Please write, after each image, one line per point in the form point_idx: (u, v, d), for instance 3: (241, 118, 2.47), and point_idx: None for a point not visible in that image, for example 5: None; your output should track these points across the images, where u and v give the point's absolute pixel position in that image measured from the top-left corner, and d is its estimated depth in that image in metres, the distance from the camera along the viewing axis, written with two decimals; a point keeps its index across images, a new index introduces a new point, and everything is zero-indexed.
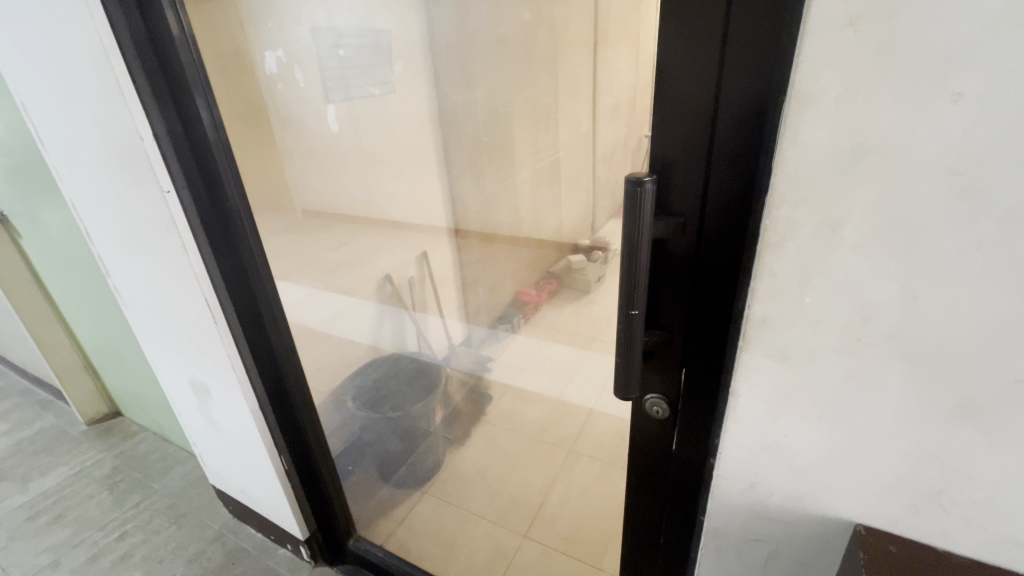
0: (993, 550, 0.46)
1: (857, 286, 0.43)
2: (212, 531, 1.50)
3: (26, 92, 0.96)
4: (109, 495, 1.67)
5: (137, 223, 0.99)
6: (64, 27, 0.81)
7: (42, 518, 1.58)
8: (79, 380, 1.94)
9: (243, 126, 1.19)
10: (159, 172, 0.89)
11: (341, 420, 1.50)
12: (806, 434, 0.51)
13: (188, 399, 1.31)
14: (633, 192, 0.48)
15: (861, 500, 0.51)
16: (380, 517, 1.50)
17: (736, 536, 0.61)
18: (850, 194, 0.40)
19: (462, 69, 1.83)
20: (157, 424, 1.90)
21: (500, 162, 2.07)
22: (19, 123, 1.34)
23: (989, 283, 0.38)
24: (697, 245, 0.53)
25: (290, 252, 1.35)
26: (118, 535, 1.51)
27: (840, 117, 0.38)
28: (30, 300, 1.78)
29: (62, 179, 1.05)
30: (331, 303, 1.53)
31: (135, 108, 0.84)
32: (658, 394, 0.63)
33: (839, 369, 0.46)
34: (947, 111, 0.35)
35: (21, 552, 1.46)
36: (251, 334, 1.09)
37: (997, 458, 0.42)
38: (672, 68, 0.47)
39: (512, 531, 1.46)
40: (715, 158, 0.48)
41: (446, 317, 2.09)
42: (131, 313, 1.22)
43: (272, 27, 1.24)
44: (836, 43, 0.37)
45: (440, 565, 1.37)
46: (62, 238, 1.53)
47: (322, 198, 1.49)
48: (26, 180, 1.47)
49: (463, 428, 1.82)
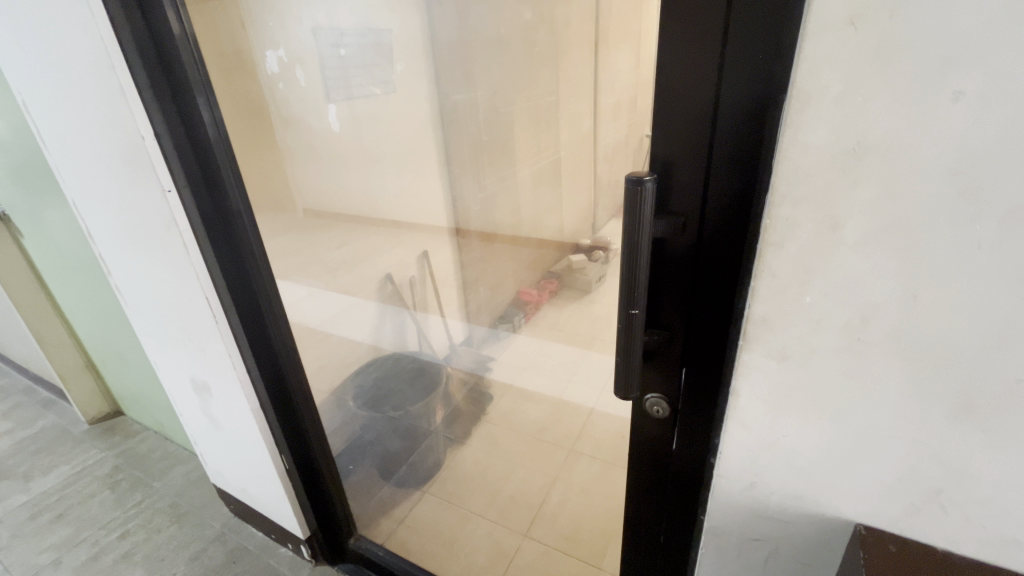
0: (993, 549, 0.46)
1: (857, 285, 0.43)
2: (213, 529, 1.51)
3: (27, 90, 0.96)
4: (111, 493, 1.67)
5: (138, 222, 0.99)
6: (65, 27, 0.82)
7: (44, 516, 1.59)
8: (81, 379, 1.95)
9: (244, 125, 1.19)
10: (161, 172, 0.89)
11: (343, 419, 1.50)
12: (807, 434, 0.51)
13: (189, 398, 1.31)
14: (632, 192, 0.48)
15: (861, 499, 0.51)
16: (380, 516, 1.50)
17: (735, 535, 0.61)
18: (850, 194, 0.40)
19: (463, 69, 1.83)
20: (158, 423, 1.91)
21: (501, 162, 2.07)
22: (21, 122, 1.34)
23: (989, 282, 0.38)
24: (697, 245, 0.53)
25: (291, 251, 1.35)
26: (120, 534, 1.51)
27: (840, 116, 0.38)
28: (32, 299, 1.79)
29: (62, 178, 1.05)
30: (331, 302, 1.53)
31: (137, 108, 0.84)
32: (658, 394, 0.63)
33: (838, 369, 0.46)
34: (947, 110, 0.35)
35: (24, 550, 1.47)
36: (251, 333, 1.09)
37: (998, 458, 0.42)
38: (672, 67, 0.47)
39: (512, 531, 1.46)
40: (715, 157, 0.48)
41: (447, 316, 2.09)
42: (132, 312, 1.22)
43: (274, 26, 1.24)
44: (836, 42, 0.37)
45: (440, 564, 1.37)
46: (63, 237, 1.53)
47: (322, 197, 1.49)
48: (27, 179, 1.48)
49: (464, 427, 1.82)
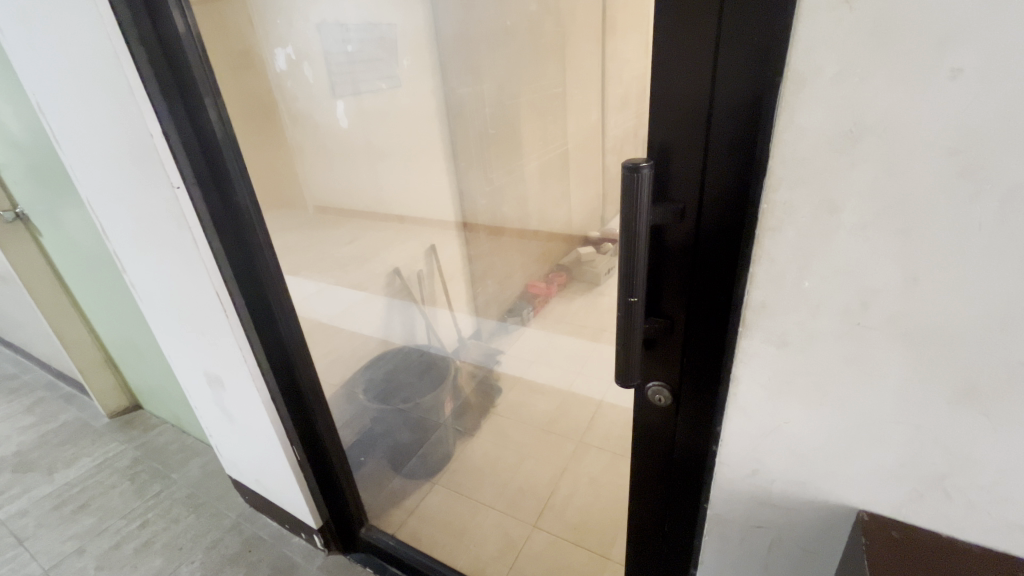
0: (999, 536, 0.46)
1: (857, 269, 0.42)
2: (229, 519, 1.55)
3: (41, 92, 0.99)
4: (130, 485, 1.72)
5: (149, 218, 1.02)
6: (75, 29, 0.83)
7: (67, 507, 1.64)
8: (100, 373, 2.00)
9: (253, 122, 1.22)
10: (170, 169, 0.91)
11: (354, 412, 1.52)
12: (807, 420, 0.51)
13: (202, 391, 1.34)
14: (630, 178, 0.48)
15: (862, 485, 0.50)
16: (391, 507, 1.53)
17: (738, 522, 0.61)
18: (847, 175, 0.40)
19: (470, 62, 1.81)
20: (175, 416, 1.95)
21: (509, 155, 2.05)
22: (35, 122, 1.38)
23: (994, 263, 0.37)
24: (697, 233, 0.51)
25: (301, 247, 1.38)
26: (139, 523, 1.55)
27: (839, 96, 0.38)
28: (54, 297, 1.84)
29: (78, 177, 1.08)
30: (342, 297, 1.56)
31: (146, 107, 0.86)
32: (660, 382, 0.63)
33: (839, 355, 0.46)
34: (946, 87, 0.34)
35: (49, 539, 1.52)
36: (261, 326, 1.11)
37: (1001, 443, 0.42)
38: (671, 53, 0.46)
39: (521, 521, 1.48)
40: (713, 145, 0.47)
41: (456, 310, 2.11)
42: (146, 307, 1.25)
43: (281, 23, 1.26)
44: (831, 21, 0.36)
45: (450, 554, 1.39)
46: (79, 235, 1.56)
47: (333, 192, 1.52)
48: (44, 179, 1.51)
49: (473, 419, 1.84)
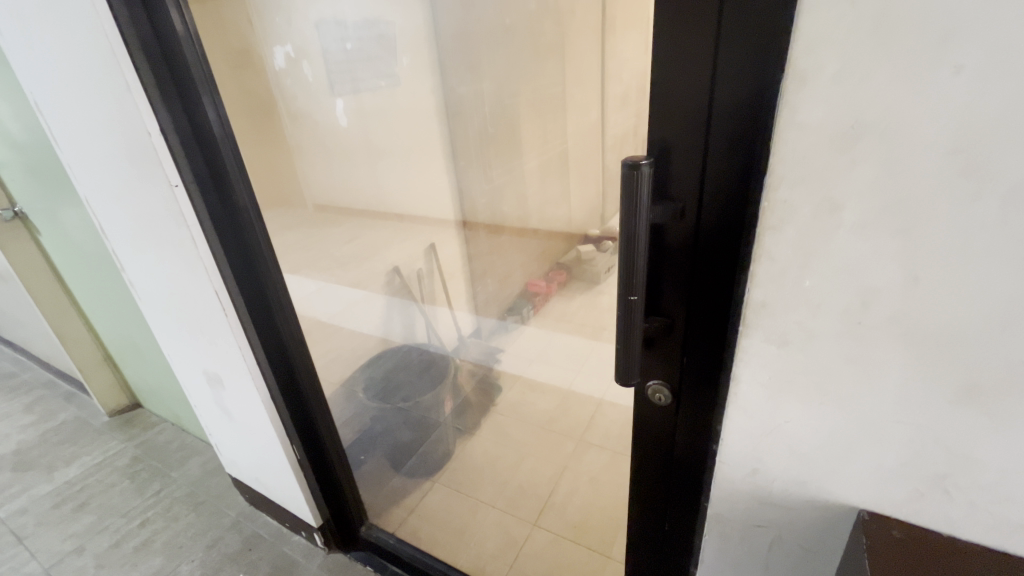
0: (999, 535, 0.46)
1: (858, 269, 0.42)
2: (229, 518, 1.55)
3: (38, 91, 0.98)
4: (130, 483, 1.72)
5: (147, 217, 1.01)
6: (72, 28, 0.83)
7: (67, 506, 1.64)
8: (100, 372, 2.00)
9: (252, 120, 1.21)
10: (168, 168, 0.90)
11: (354, 411, 1.52)
12: (808, 419, 0.51)
13: (202, 390, 1.34)
14: (630, 177, 0.47)
15: (863, 484, 0.50)
16: (391, 505, 1.53)
17: (738, 521, 0.61)
18: (848, 174, 0.39)
19: (469, 60, 1.80)
20: (175, 415, 1.95)
21: (509, 154, 2.04)
22: (33, 120, 1.37)
23: (996, 262, 0.37)
24: (697, 232, 0.51)
25: (300, 246, 1.38)
26: (139, 522, 1.56)
27: (839, 94, 0.38)
28: (53, 296, 1.84)
29: (76, 176, 1.07)
30: (341, 296, 1.56)
31: (143, 106, 0.85)
32: (659, 381, 0.63)
33: (839, 355, 0.46)
34: (948, 84, 0.34)
35: (49, 537, 1.52)
36: (261, 325, 1.11)
37: (1002, 443, 0.42)
38: (671, 51, 0.45)
39: (521, 520, 1.48)
40: (713, 143, 0.46)
41: (456, 309, 2.10)
42: (144, 305, 1.25)
43: (280, 22, 1.25)
44: (832, 18, 0.36)
45: (450, 552, 1.39)
46: (78, 233, 1.56)
47: (332, 191, 1.51)
48: (42, 177, 1.50)
49: (473, 418, 1.84)
